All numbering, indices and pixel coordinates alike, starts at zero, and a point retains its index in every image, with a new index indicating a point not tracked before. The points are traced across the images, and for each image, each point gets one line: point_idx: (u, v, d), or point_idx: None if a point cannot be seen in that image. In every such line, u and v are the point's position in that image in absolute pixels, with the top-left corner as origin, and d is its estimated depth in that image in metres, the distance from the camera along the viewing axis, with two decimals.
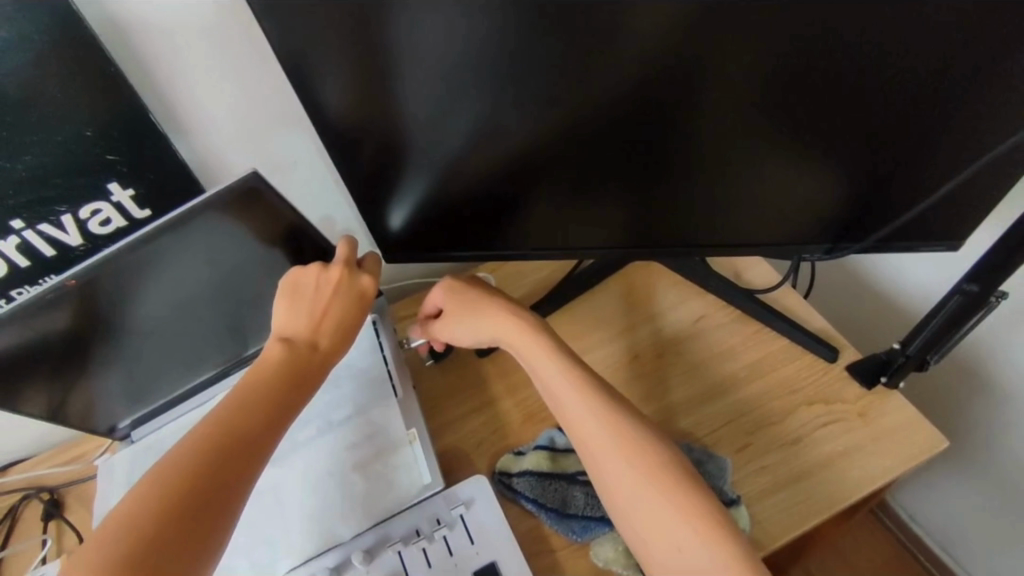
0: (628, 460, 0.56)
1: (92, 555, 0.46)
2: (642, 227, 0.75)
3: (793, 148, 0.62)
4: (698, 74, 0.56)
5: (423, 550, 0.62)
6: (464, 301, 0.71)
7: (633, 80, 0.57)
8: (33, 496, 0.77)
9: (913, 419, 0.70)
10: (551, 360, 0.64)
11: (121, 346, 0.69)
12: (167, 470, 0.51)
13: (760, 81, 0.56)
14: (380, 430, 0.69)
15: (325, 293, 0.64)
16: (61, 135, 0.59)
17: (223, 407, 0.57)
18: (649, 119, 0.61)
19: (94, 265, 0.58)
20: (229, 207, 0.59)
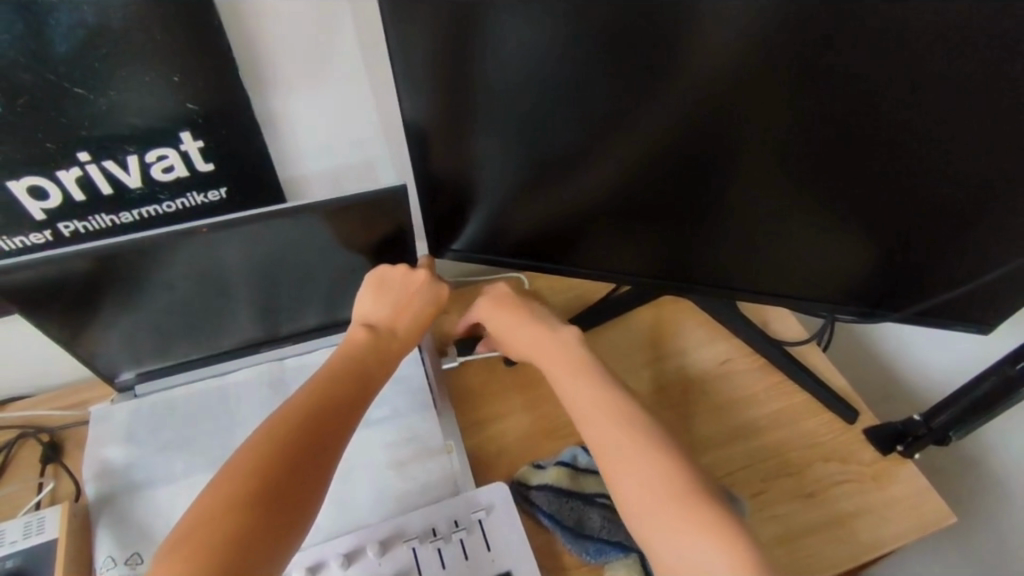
0: (653, 474, 0.57)
1: (201, 505, 0.47)
2: (697, 270, 0.77)
3: (861, 215, 0.63)
4: (792, 124, 0.57)
5: (438, 550, 0.62)
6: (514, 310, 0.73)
7: (725, 120, 0.58)
8: (32, 436, 0.74)
9: (924, 489, 0.71)
10: (591, 375, 0.65)
11: (169, 295, 0.69)
12: (265, 431, 0.52)
13: (848, 144, 0.57)
14: (418, 436, 0.71)
15: (410, 288, 0.67)
16: (150, 76, 0.58)
17: (315, 378, 0.58)
18: (732, 160, 0.62)
19: (217, 225, 0.62)
20: (335, 211, 0.63)
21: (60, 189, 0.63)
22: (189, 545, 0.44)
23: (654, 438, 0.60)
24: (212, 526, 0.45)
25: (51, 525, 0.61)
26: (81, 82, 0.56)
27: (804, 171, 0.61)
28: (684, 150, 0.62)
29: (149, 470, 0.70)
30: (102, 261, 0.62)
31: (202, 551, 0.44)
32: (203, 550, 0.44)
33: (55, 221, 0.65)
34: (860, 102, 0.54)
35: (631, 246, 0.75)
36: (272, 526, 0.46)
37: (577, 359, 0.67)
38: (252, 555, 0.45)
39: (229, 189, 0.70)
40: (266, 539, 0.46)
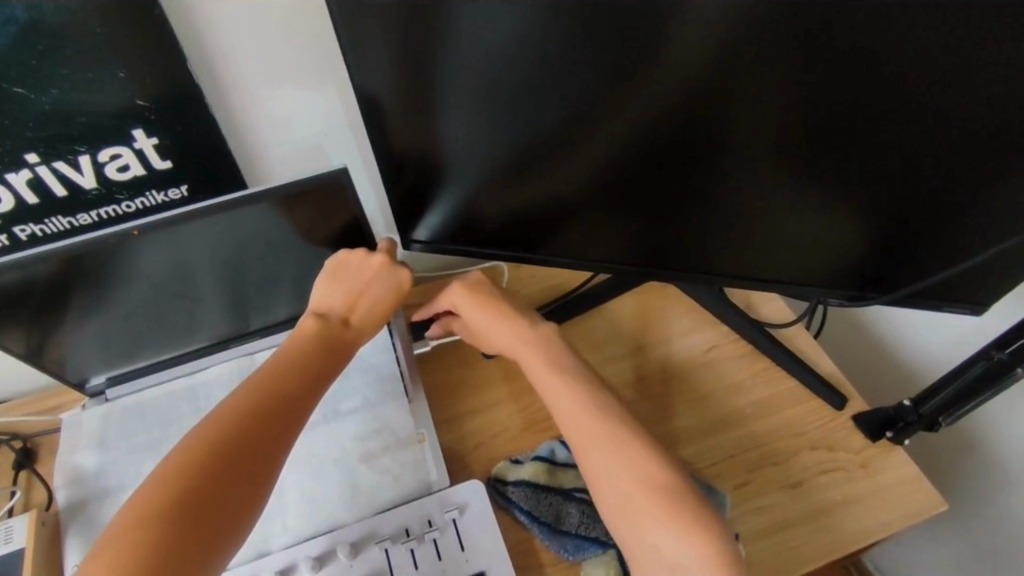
0: (628, 470, 0.55)
1: (138, 501, 0.46)
2: (669, 255, 0.74)
3: (842, 192, 0.60)
4: (764, 99, 0.54)
5: (411, 550, 0.60)
6: (484, 300, 0.71)
7: (694, 98, 0.55)
8: (5, 443, 0.73)
9: (914, 477, 0.69)
10: (563, 372, 0.63)
11: (127, 296, 0.67)
12: (207, 425, 0.51)
13: (824, 118, 0.54)
14: (388, 427, 0.70)
15: (366, 275, 0.65)
16: (93, 73, 0.56)
17: (264, 369, 0.57)
18: (703, 138, 0.58)
19: (163, 224, 0.60)
20: (283, 200, 0.61)
21: (11, 191, 0.61)
22: (122, 542, 0.44)
23: (627, 433, 0.58)
24: (146, 522, 0.44)
25: (19, 533, 0.61)
26: (21, 81, 0.54)
27: (776, 152, 0.58)
28: (652, 131, 0.59)
29: (118, 475, 0.69)
30: (56, 269, 0.60)
31: (134, 549, 0.43)
32: (133, 547, 0.43)
33: (10, 225, 0.64)
34: (833, 79, 0.51)
35: (605, 232, 0.72)
36: (206, 524, 0.45)
37: (543, 353, 0.66)
38: (186, 555, 0.44)
39: (189, 186, 0.68)
40: (199, 535, 0.45)
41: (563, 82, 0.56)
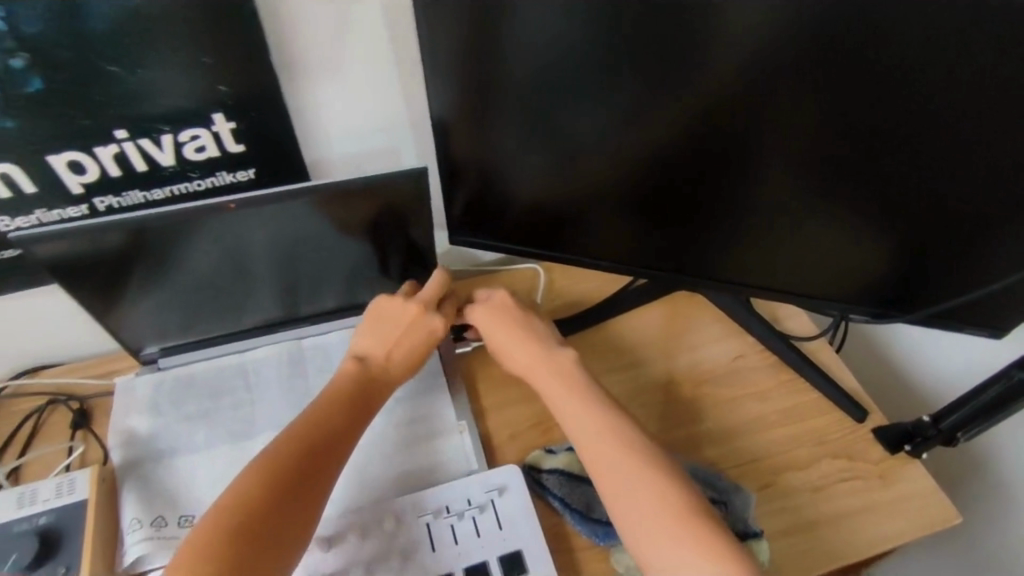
0: (653, 501, 0.56)
1: (203, 526, 0.51)
2: (705, 266, 0.77)
3: (881, 212, 0.63)
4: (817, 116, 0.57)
5: (452, 526, 0.64)
6: (499, 325, 0.73)
7: (750, 111, 0.58)
8: (63, 404, 0.77)
9: (929, 490, 0.72)
10: (582, 398, 0.65)
11: (195, 270, 0.71)
12: (263, 459, 0.55)
13: (872, 136, 0.57)
14: (432, 416, 0.74)
15: (403, 323, 0.69)
16: (185, 58, 0.60)
17: (312, 407, 0.62)
18: (754, 150, 0.62)
19: (246, 200, 0.64)
20: (356, 190, 0.66)
21: (97, 164, 0.64)
22: (190, 561, 0.48)
23: (650, 458, 0.59)
24: (210, 545, 0.49)
25: (82, 486, 0.64)
26: (121, 61, 0.58)
27: (819, 173, 0.62)
28: (706, 141, 0.62)
29: (170, 440, 0.72)
30: (134, 234, 0.63)
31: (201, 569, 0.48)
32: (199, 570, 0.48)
33: (91, 196, 0.67)
34: (884, 100, 0.54)
35: (647, 239, 0.76)
36: (256, 553, 0.50)
37: (561, 380, 0.67)
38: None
39: (258, 170, 0.71)
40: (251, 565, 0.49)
41: (625, 92, 0.60)
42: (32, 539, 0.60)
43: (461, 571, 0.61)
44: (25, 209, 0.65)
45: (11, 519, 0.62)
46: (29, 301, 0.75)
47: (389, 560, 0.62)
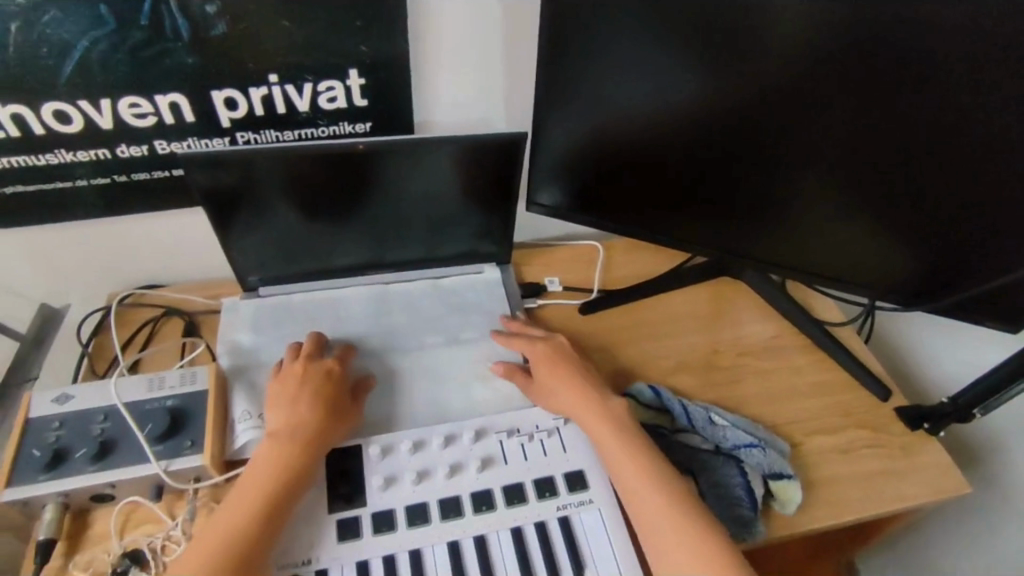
0: (695, 558, 0.61)
1: None
2: (750, 250, 0.88)
3: (916, 200, 0.73)
4: (871, 106, 0.68)
5: (521, 444, 0.72)
6: (555, 373, 0.76)
7: (815, 97, 0.69)
8: (175, 315, 0.86)
9: (946, 464, 0.79)
10: (630, 452, 0.68)
11: (313, 205, 0.81)
12: (202, 549, 0.59)
13: (915, 128, 0.68)
14: (504, 356, 0.83)
15: (300, 383, 0.72)
16: (340, 18, 0.71)
17: (244, 479, 0.64)
18: (813, 134, 0.72)
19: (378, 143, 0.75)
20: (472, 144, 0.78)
21: (247, 102, 0.74)
22: None
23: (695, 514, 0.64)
24: None
25: (202, 378, 0.73)
26: (289, 15, 0.69)
27: (861, 164, 0.73)
28: (772, 123, 0.73)
29: (272, 353, 0.82)
30: (272, 159, 0.74)
31: None
32: None
33: (235, 130, 0.77)
34: (928, 95, 0.65)
35: (705, 215, 0.86)
36: None
37: (614, 428, 0.70)
38: None
39: (373, 125, 0.82)
40: None
41: (709, 77, 0.72)
42: (164, 413, 0.69)
43: (530, 481, 0.70)
44: (178, 135, 0.75)
45: (143, 399, 0.71)
46: (157, 222, 0.84)
47: (468, 466, 0.70)
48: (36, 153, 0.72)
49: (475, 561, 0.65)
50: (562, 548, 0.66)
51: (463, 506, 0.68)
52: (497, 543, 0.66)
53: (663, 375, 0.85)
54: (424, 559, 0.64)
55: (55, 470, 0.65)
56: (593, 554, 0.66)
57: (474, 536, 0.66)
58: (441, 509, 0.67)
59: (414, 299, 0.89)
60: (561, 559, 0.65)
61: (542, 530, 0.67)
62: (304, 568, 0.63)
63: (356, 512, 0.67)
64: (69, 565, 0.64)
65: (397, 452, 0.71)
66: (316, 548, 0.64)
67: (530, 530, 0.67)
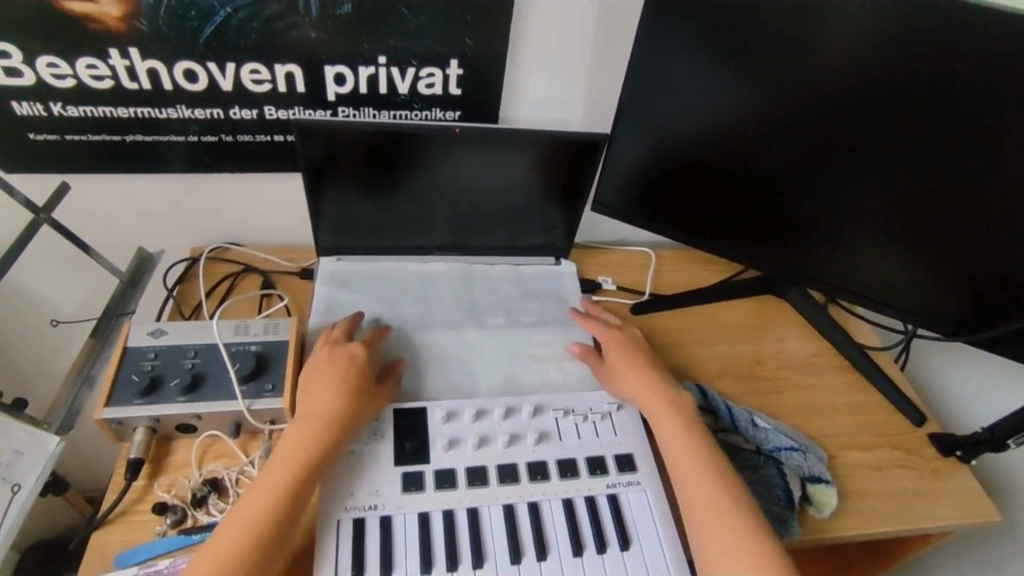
0: (733, 537, 0.63)
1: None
2: (801, 270, 0.94)
3: (966, 229, 0.79)
4: (933, 137, 0.74)
5: (576, 423, 0.77)
6: (624, 358, 0.81)
7: (883, 122, 0.76)
8: (252, 272, 0.91)
9: (975, 491, 0.82)
10: (679, 432, 0.72)
11: (401, 182, 0.86)
12: (228, 522, 0.61)
13: (973, 160, 0.74)
14: (562, 343, 0.88)
15: (325, 365, 0.74)
16: (452, 10, 0.77)
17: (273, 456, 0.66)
18: (876, 157, 0.79)
19: (472, 129, 0.81)
20: (555, 139, 0.83)
21: (354, 79, 0.80)
22: None
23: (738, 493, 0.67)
24: None
25: (284, 329, 0.78)
26: (409, 3, 0.75)
27: (917, 201, 0.80)
28: (839, 144, 0.80)
29: (349, 314, 0.86)
30: (373, 136, 0.80)
31: None
32: None
33: (338, 104, 0.83)
34: (988, 129, 0.71)
35: (763, 228, 0.92)
36: None
37: (671, 412, 0.74)
38: None
39: (461, 114, 0.87)
40: None
41: (785, 106, 0.79)
42: (251, 356, 0.74)
43: (582, 457, 0.74)
44: (287, 103, 0.81)
45: (230, 341, 0.76)
46: (247, 184, 0.90)
47: (525, 438, 0.75)
48: (157, 107, 0.78)
49: (529, 525, 0.69)
50: (609, 522, 0.70)
51: (520, 474, 0.72)
52: (550, 510, 0.70)
53: (707, 379, 0.89)
54: (481, 517, 0.69)
55: (149, 396, 0.70)
56: (638, 531, 0.69)
57: (528, 502, 0.70)
58: (498, 474, 0.72)
59: (479, 282, 0.94)
60: (608, 531, 0.69)
61: (592, 504, 0.71)
62: (369, 511, 0.67)
63: (420, 468, 0.71)
64: (152, 486, 0.69)
65: (460, 418, 0.76)
66: (381, 495, 0.68)
67: (581, 503, 0.71)
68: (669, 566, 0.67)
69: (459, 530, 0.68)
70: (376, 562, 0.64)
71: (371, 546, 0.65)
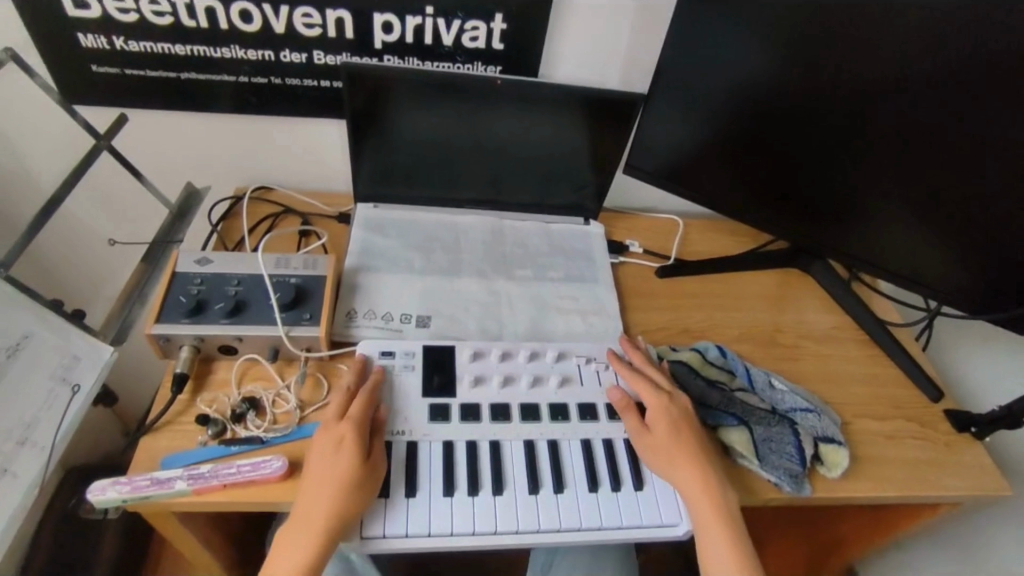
0: None
1: None
2: (829, 242, 0.95)
3: (996, 204, 0.78)
4: (964, 108, 0.74)
5: (598, 371, 0.80)
6: (674, 440, 0.71)
7: (918, 92, 0.75)
8: (292, 213, 0.95)
9: (987, 466, 0.83)
10: (710, 498, 0.68)
11: (440, 132, 0.88)
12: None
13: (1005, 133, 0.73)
14: (587, 298, 0.90)
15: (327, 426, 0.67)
16: None
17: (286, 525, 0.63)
18: (910, 127, 0.78)
19: (512, 82, 0.83)
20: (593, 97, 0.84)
21: (401, 28, 0.83)
22: None
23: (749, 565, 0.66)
24: None
25: (322, 265, 0.82)
26: None
27: (953, 179, 0.79)
28: (874, 113, 0.79)
29: (382, 258, 0.89)
30: (415, 85, 0.82)
31: None
32: None
33: (384, 53, 0.85)
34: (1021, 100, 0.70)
35: (795, 198, 0.93)
36: None
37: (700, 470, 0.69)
38: None
39: (502, 69, 0.89)
40: None
41: (824, 74, 0.79)
42: (291, 287, 0.78)
43: (602, 403, 0.77)
44: (335, 49, 0.84)
45: (271, 272, 0.79)
46: (292, 128, 0.93)
47: (548, 381, 0.77)
48: (213, 46, 0.81)
49: (547, 459, 0.73)
50: (624, 464, 0.74)
51: (541, 413, 0.75)
52: (568, 449, 0.74)
53: (727, 341, 0.91)
54: (503, 450, 0.72)
55: (195, 316, 0.74)
56: (652, 476, 0.73)
57: (548, 440, 0.74)
58: (521, 411, 0.75)
59: (509, 235, 0.97)
60: (623, 472, 0.73)
61: (609, 446, 0.75)
62: (398, 436, 0.71)
63: (447, 400, 0.74)
64: (195, 400, 0.74)
65: (486, 358, 0.79)
66: (409, 422, 0.72)
67: (598, 444, 0.75)
68: (678, 510, 0.71)
69: (481, 458, 0.71)
70: (403, 481, 0.68)
71: (398, 467, 0.69)
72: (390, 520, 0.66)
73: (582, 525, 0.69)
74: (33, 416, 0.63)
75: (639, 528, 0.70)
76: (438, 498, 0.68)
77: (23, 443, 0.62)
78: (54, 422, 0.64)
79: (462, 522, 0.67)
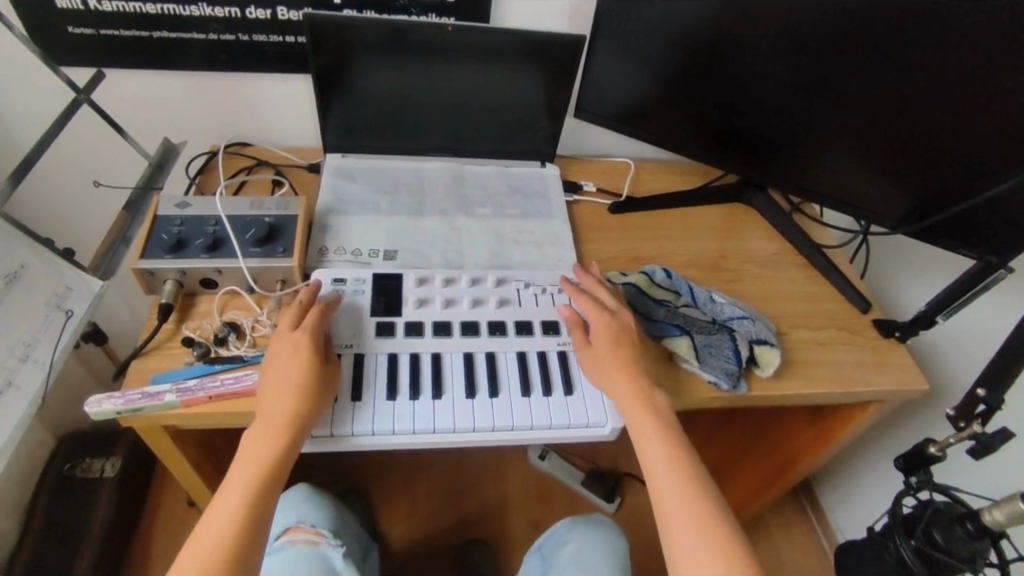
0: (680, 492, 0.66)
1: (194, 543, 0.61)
2: (765, 172, 1.03)
3: (900, 119, 0.85)
4: (867, 31, 0.81)
5: (536, 293, 0.87)
6: (606, 345, 0.77)
7: (828, 20, 0.82)
8: (265, 165, 1.01)
9: (908, 366, 0.91)
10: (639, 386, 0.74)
11: (399, 81, 0.94)
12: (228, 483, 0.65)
13: (904, 53, 0.80)
14: (542, 231, 0.97)
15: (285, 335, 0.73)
16: None
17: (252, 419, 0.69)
18: (823, 54, 0.85)
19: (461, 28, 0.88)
20: (538, 42, 0.91)
21: None
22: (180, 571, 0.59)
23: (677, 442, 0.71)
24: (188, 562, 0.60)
25: (295, 205, 0.88)
26: None
27: (863, 99, 0.86)
28: (790, 42, 0.86)
29: (351, 201, 0.96)
30: (371, 35, 0.87)
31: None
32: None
33: (344, 7, 0.91)
34: (915, 20, 0.77)
35: (732, 130, 1.00)
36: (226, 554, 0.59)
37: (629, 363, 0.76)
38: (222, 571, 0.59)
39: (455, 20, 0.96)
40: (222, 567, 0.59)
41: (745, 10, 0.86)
42: (264, 224, 0.84)
43: (538, 320, 0.85)
44: (297, 4, 0.90)
45: (246, 213, 0.86)
46: (262, 84, 0.99)
47: (487, 302, 0.85)
48: (181, 4, 0.87)
49: (484, 369, 0.80)
50: (556, 373, 0.81)
51: (480, 329, 0.83)
52: (504, 360, 0.81)
53: (674, 267, 0.99)
54: (443, 361, 0.80)
55: (176, 252, 0.80)
56: (581, 381, 0.80)
57: (485, 352, 0.81)
58: (461, 328, 0.83)
59: (470, 179, 1.03)
60: (554, 380, 0.80)
61: (542, 358, 0.82)
62: (347, 349, 0.78)
63: (392, 319, 0.82)
64: (180, 328, 0.80)
65: (430, 283, 0.86)
66: (357, 337, 0.80)
67: (532, 356, 0.82)
68: (604, 411, 0.78)
69: (422, 367, 0.79)
70: (348, 388, 0.76)
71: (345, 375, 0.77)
72: (337, 421, 0.73)
73: (514, 424, 0.76)
74: (33, 337, 0.70)
75: (567, 428, 0.77)
76: (382, 401, 0.76)
77: (25, 360, 0.70)
78: (52, 344, 0.72)
79: (403, 422, 0.74)
